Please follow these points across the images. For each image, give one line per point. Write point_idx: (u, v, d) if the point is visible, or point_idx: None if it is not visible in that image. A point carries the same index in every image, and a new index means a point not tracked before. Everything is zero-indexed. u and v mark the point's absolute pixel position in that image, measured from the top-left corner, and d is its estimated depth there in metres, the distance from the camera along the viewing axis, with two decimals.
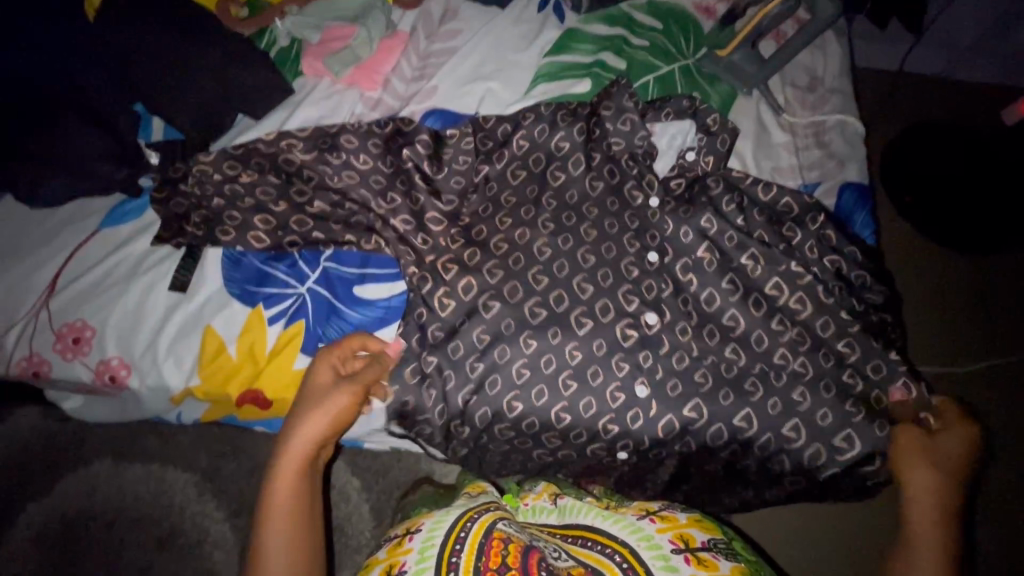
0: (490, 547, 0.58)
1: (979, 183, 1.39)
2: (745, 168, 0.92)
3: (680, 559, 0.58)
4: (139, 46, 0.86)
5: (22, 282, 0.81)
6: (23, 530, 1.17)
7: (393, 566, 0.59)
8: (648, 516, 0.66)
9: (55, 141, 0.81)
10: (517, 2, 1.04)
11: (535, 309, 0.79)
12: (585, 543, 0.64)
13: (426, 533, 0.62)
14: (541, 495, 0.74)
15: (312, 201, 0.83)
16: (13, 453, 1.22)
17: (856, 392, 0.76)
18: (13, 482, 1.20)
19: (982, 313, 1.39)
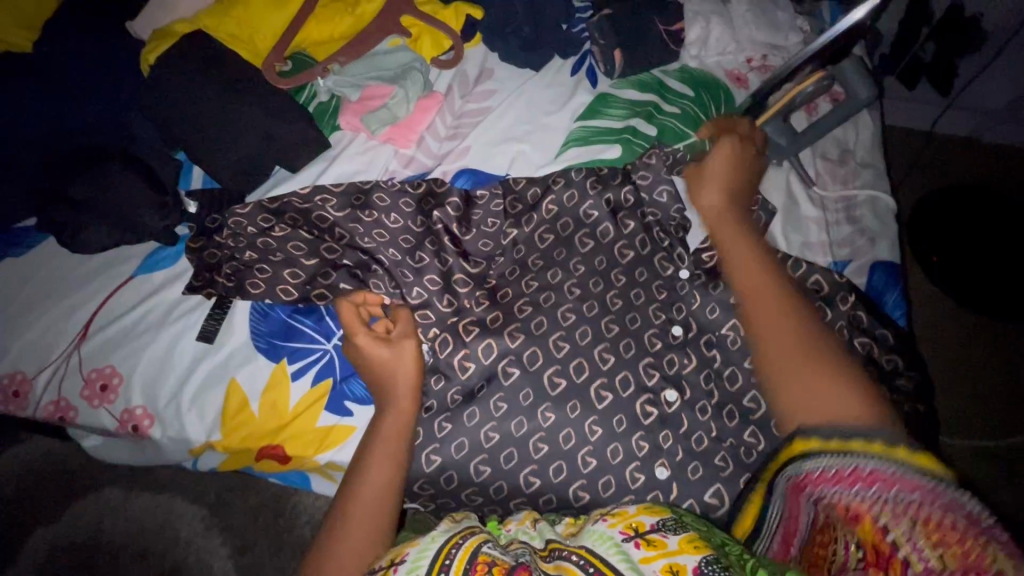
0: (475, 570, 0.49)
1: (1002, 253, 1.40)
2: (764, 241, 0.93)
3: (630, 545, 0.52)
4: (184, 99, 0.88)
5: (56, 326, 0.83)
6: (30, 556, 1.17)
7: None
8: (601, 516, 0.57)
9: (98, 190, 0.83)
10: (550, 66, 1.06)
11: (555, 379, 0.78)
12: (560, 557, 0.52)
13: (412, 564, 0.51)
14: (524, 521, 0.62)
15: (342, 257, 0.85)
16: (29, 475, 1.23)
17: None
18: (26, 506, 1.21)
19: (1010, 386, 1.36)
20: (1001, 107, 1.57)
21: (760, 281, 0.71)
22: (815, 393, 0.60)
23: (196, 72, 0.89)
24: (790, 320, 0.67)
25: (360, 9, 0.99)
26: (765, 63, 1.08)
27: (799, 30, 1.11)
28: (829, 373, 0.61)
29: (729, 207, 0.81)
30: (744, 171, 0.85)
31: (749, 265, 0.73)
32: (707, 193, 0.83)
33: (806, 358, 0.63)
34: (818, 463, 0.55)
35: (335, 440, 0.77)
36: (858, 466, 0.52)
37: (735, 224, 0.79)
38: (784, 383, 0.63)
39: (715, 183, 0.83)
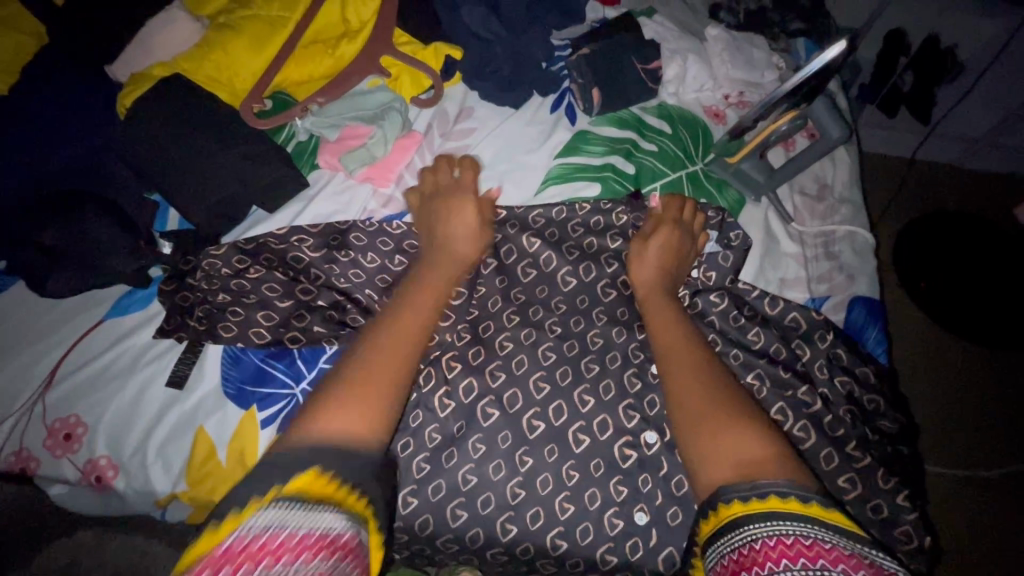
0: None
1: (987, 285, 1.41)
2: (744, 278, 0.92)
3: None
4: (161, 142, 0.88)
5: (22, 374, 0.81)
6: None
7: None
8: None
9: (69, 235, 0.82)
10: (530, 104, 1.07)
11: (533, 422, 0.76)
12: None
13: None
14: None
15: (316, 298, 0.84)
16: None
17: (881, 518, 0.71)
18: None
19: (1000, 415, 1.36)
20: (979, 135, 1.60)
21: (681, 348, 0.71)
22: (729, 453, 0.58)
23: (174, 114, 0.89)
24: (709, 386, 0.66)
25: (340, 50, 1.00)
26: (742, 99, 1.10)
27: (774, 67, 1.14)
28: (742, 430, 0.60)
29: (660, 278, 0.82)
30: (679, 242, 0.85)
31: (669, 333, 0.74)
32: (643, 266, 0.82)
33: (720, 421, 0.62)
34: (747, 535, 0.50)
35: None
36: (769, 537, 0.48)
37: (666, 297, 0.79)
38: (700, 449, 0.61)
39: (653, 253, 0.83)
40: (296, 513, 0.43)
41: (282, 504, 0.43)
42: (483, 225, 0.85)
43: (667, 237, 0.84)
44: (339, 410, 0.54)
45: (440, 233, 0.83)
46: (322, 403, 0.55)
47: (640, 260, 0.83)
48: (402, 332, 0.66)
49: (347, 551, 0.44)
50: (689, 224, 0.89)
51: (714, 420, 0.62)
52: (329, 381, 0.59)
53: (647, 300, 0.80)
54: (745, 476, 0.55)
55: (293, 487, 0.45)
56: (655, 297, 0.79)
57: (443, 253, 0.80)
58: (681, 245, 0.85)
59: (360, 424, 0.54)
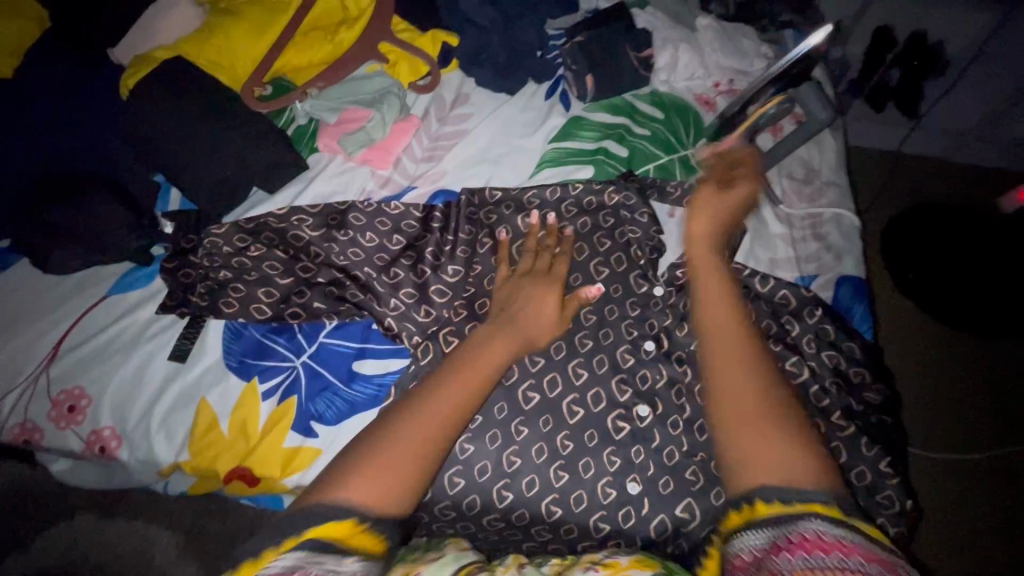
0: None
1: (985, 271, 1.41)
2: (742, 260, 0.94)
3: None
4: (164, 125, 0.90)
5: (26, 348, 0.82)
6: None
7: None
8: (593, 567, 0.54)
9: (71, 213, 0.83)
10: (525, 91, 1.09)
11: (528, 394, 0.79)
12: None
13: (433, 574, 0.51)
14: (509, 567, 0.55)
15: (316, 275, 0.85)
16: None
17: (863, 484, 0.74)
18: None
19: (990, 399, 1.38)
20: (966, 129, 1.63)
21: (732, 322, 0.64)
22: (769, 450, 0.53)
23: (177, 97, 0.90)
24: (761, 363, 0.60)
25: (338, 36, 1.02)
26: (732, 87, 1.12)
27: (763, 56, 1.16)
28: (784, 427, 0.54)
29: (712, 242, 0.74)
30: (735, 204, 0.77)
31: (718, 305, 0.65)
32: (698, 220, 0.76)
33: (761, 413, 0.56)
34: (779, 528, 0.48)
35: (304, 460, 0.76)
36: (814, 531, 0.46)
37: (716, 256, 0.72)
38: (733, 435, 0.56)
39: (710, 208, 0.76)
40: (319, 560, 0.44)
41: (311, 550, 0.45)
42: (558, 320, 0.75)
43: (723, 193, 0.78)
44: (367, 482, 0.50)
45: (515, 311, 0.74)
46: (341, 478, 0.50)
47: (700, 215, 0.76)
48: (441, 406, 0.56)
49: None
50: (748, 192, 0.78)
51: (762, 405, 0.56)
52: (373, 429, 0.55)
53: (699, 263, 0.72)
54: (788, 480, 0.51)
55: (318, 530, 0.46)
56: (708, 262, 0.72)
57: (513, 330, 0.70)
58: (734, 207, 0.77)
59: (373, 505, 0.49)
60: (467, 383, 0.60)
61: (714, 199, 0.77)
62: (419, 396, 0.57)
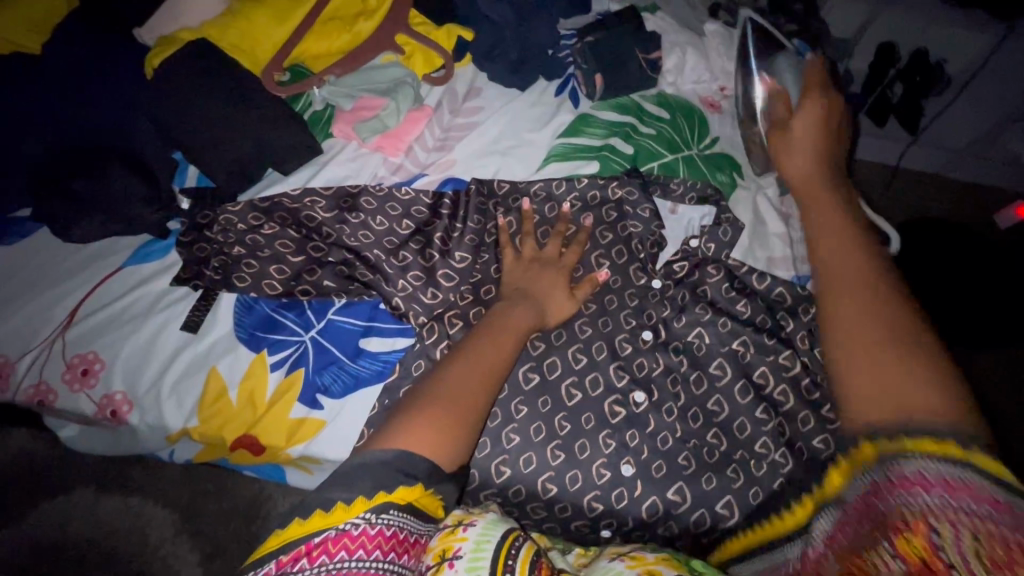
0: (541, 565, 0.57)
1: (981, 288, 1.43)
2: (740, 255, 0.96)
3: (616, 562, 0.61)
4: (183, 103, 0.93)
5: (42, 313, 0.85)
6: (12, 541, 1.13)
7: (447, 550, 0.58)
8: (618, 556, 0.62)
9: (91, 185, 0.86)
10: (535, 88, 1.13)
11: (529, 375, 0.81)
12: None
13: (482, 528, 0.60)
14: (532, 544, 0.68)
15: (327, 255, 0.88)
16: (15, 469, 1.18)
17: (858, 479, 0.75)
18: (25, 487, 1.17)
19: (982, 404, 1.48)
20: (960, 146, 1.67)
21: (843, 266, 0.69)
22: (892, 388, 0.57)
23: (198, 79, 0.93)
24: (869, 310, 0.63)
25: (357, 27, 1.05)
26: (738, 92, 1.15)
27: None
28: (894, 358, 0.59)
29: (819, 182, 0.80)
30: (829, 133, 0.83)
31: (831, 252, 0.71)
32: (793, 160, 0.83)
33: (883, 349, 0.60)
34: (889, 470, 0.54)
35: (308, 431, 0.79)
36: (924, 469, 0.52)
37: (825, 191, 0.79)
38: (849, 370, 0.61)
39: (804, 146, 0.83)
40: (385, 515, 0.54)
41: (381, 510, 0.54)
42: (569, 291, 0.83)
43: (815, 118, 0.84)
44: (419, 430, 0.60)
45: (524, 289, 0.82)
46: (398, 424, 0.61)
47: (792, 156, 0.83)
48: (483, 359, 0.71)
49: (410, 547, 0.55)
50: (836, 127, 0.85)
51: (872, 355, 0.60)
52: (416, 393, 0.66)
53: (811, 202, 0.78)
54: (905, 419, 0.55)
55: (390, 496, 0.54)
56: (818, 203, 0.77)
57: (533, 299, 0.81)
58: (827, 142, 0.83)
59: (432, 450, 0.59)
60: (497, 341, 0.73)
61: (804, 132, 0.84)
62: (449, 365, 0.69)
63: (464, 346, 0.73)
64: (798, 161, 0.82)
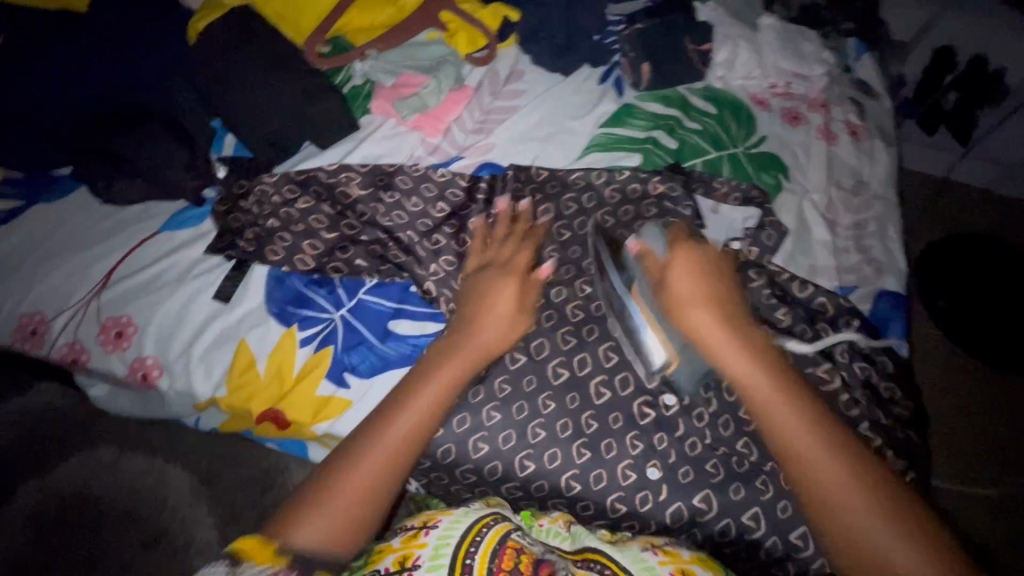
0: (503, 554, 0.55)
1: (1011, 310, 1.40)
2: (670, 377, 0.76)
3: (649, 553, 0.60)
4: (225, 72, 0.92)
5: (78, 272, 0.86)
6: (39, 492, 1.16)
7: (406, 558, 0.55)
8: (652, 548, 0.61)
9: (134, 148, 0.87)
10: (579, 73, 1.09)
11: (558, 369, 0.79)
12: (590, 567, 0.57)
13: (443, 530, 0.58)
14: (556, 519, 0.69)
15: (360, 233, 0.87)
16: (47, 421, 1.23)
17: None
18: (53, 439, 1.21)
19: None
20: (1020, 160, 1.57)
21: (799, 444, 0.61)
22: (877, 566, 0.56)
23: (238, 49, 0.93)
24: (841, 490, 0.59)
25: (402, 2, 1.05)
26: (788, 90, 1.09)
27: (824, 62, 1.13)
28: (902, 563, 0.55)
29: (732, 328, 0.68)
30: (721, 280, 0.72)
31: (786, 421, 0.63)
32: (694, 311, 0.69)
33: (864, 524, 0.58)
34: None
35: (333, 410, 0.78)
36: None
37: (739, 339, 0.67)
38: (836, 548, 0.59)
39: (693, 286, 0.71)
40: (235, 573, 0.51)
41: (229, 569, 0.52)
42: (520, 309, 0.75)
43: (695, 272, 0.72)
44: (320, 515, 0.59)
45: (471, 313, 0.75)
46: (305, 506, 0.60)
47: (700, 310, 0.69)
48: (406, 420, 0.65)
49: None
50: (724, 265, 0.75)
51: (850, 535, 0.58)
52: (333, 462, 0.64)
53: (759, 406, 0.64)
54: None
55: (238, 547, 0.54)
56: (735, 360, 0.66)
57: (469, 333, 0.72)
58: (709, 274, 0.72)
59: (338, 532, 0.59)
60: (425, 392, 0.67)
61: (686, 273, 0.71)
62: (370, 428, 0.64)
63: (383, 411, 0.66)
64: (706, 319, 0.68)
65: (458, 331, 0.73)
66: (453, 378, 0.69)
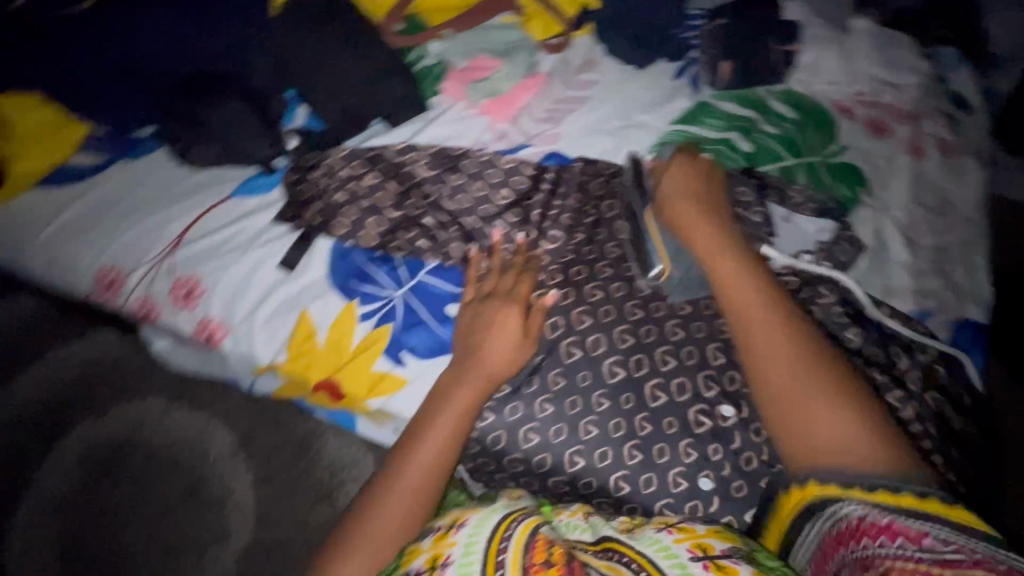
0: (536, 545, 0.54)
1: None
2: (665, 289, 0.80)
3: (662, 532, 0.57)
4: (303, 44, 0.93)
5: (153, 230, 0.89)
6: (93, 435, 1.22)
7: (437, 559, 0.55)
8: (666, 527, 0.58)
9: (209, 113, 0.90)
10: (655, 67, 1.06)
11: (614, 368, 0.77)
12: (611, 557, 0.55)
13: (472, 526, 0.57)
14: (575, 511, 0.64)
15: (424, 214, 0.87)
16: (104, 368, 1.29)
17: None
18: (110, 386, 1.27)
19: None
20: None
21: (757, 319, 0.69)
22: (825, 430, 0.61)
23: (317, 22, 0.94)
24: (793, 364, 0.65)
25: None
26: (875, 98, 1.03)
27: (915, 71, 1.06)
28: (839, 413, 0.61)
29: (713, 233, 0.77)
30: (711, 194, 0.82)
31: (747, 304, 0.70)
32: (679, 211, 0.79)
33: (815, 402, 0.63)
34: None
35: (388, 387, 0.79)
36: None
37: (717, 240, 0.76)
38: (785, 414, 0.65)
39: (682, 201, 0.80)
40: None
41: None
42: (524, 338, 0.76)
43: (690, 182, 0.82)
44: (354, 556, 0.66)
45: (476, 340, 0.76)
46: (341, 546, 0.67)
47: (687, 216, 0.79)
48: (419, 464, 0.70)
49: None
50: (713, 185, 0.84)
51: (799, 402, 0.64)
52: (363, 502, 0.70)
53: (727, 287, 0.72)
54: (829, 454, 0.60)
55: None
56: (712, 259, 0.75)
57: (473, 366, 0.74)
58: (695, 187, 0.82)
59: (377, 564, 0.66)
60: (437, 433, 0.71)
61: (677, 185, 0.82)
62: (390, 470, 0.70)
63: (405, 444, 0.71)
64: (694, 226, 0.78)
65: (464, 367, 0.75)
66: (461, 418, 0.72)
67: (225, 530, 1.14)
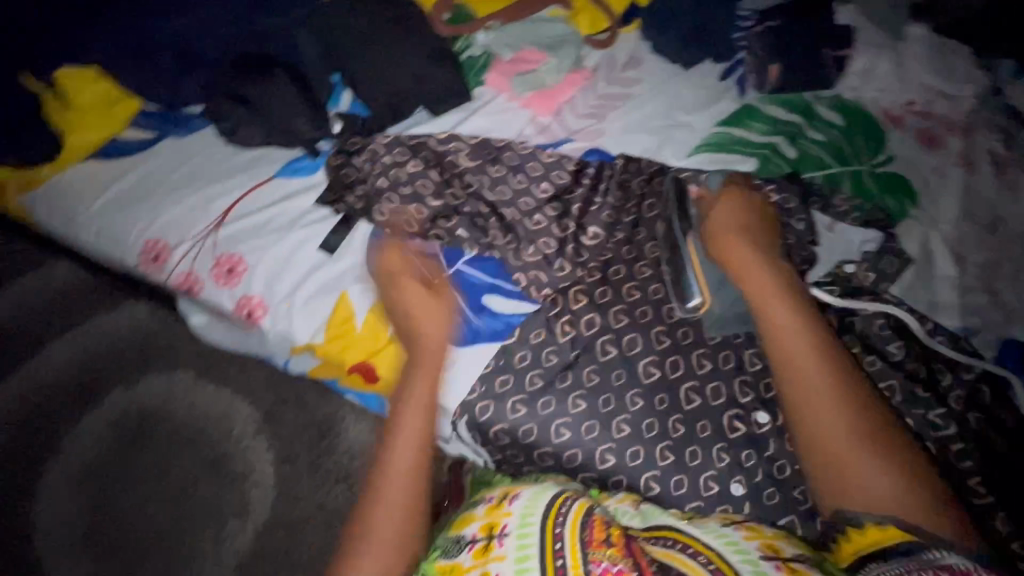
0: (593, 525, 0.56)
1: None
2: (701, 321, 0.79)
3: (730, 528, 0.58)
4: (353, 33, 0.95)
5: (198, 207, 0.90)
6: (123, 403, 1.25)
7: (494, 526, 0.58)
8: (732, 525, 0.59)
9: (258, 95, 0.92)
10: (701, 67, 1.04)
11: (649, 368, 0.77)
12: (670, 546, 0.56)
13: (527, 500, 0.60)
14: (623, 499, 0.67)
15: (464, 204, 0.87)
16: (138, 339, 1.33)
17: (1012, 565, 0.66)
18: (142, 357, 1.30)
19: None
20: None
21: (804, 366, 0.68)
22: (873, 485, 0.61)
23: (368, 13, 0.96)
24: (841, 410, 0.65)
25: None
26: (928, 108, 1.01)
27: (971, 83, 1.03)
28: (875, 461, 0.62)
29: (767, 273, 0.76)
30: (759, 225, 0.81)
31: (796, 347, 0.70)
32: (728, 247, 0.78)
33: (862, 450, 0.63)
34: None
35: None
36: None
37: (769, 279, 0.75)
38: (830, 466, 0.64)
39: (737, 237, 0.79)
40: None
41: None
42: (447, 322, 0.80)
43: (737, 214, 0.82)
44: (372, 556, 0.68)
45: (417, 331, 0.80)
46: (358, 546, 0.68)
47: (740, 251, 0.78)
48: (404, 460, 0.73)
49: None
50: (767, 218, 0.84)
51: (844, 449, 0.64)
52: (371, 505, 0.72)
53: (777, 330, 0.71)
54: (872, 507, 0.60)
55: None
56: (764, 301, 0.74)
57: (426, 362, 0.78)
58: (747, 220, 0.82)
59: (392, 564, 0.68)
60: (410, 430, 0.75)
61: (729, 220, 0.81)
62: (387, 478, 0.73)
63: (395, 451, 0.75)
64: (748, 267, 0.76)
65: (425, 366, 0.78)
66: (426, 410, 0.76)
67: (246, 504, 1.16)
